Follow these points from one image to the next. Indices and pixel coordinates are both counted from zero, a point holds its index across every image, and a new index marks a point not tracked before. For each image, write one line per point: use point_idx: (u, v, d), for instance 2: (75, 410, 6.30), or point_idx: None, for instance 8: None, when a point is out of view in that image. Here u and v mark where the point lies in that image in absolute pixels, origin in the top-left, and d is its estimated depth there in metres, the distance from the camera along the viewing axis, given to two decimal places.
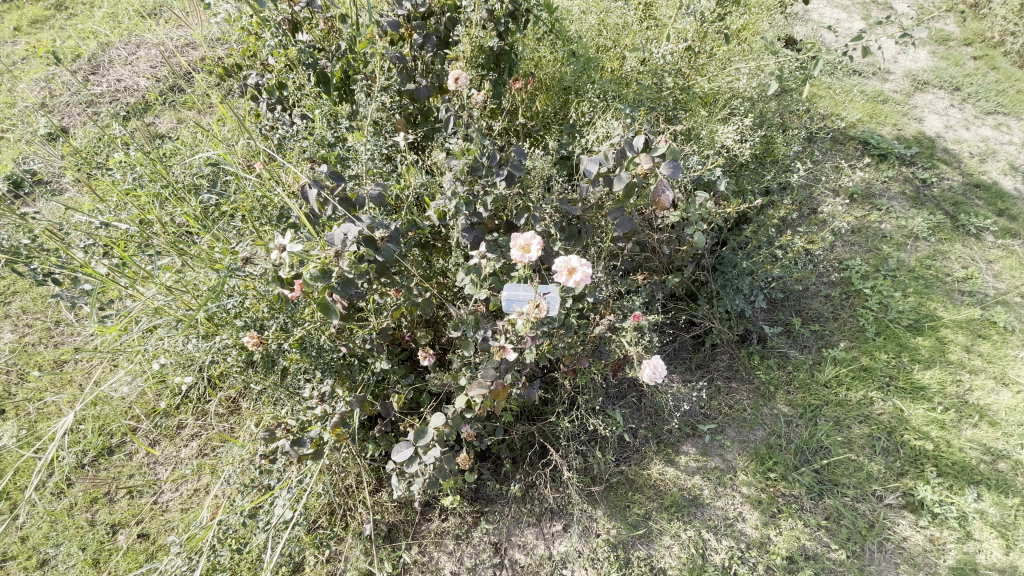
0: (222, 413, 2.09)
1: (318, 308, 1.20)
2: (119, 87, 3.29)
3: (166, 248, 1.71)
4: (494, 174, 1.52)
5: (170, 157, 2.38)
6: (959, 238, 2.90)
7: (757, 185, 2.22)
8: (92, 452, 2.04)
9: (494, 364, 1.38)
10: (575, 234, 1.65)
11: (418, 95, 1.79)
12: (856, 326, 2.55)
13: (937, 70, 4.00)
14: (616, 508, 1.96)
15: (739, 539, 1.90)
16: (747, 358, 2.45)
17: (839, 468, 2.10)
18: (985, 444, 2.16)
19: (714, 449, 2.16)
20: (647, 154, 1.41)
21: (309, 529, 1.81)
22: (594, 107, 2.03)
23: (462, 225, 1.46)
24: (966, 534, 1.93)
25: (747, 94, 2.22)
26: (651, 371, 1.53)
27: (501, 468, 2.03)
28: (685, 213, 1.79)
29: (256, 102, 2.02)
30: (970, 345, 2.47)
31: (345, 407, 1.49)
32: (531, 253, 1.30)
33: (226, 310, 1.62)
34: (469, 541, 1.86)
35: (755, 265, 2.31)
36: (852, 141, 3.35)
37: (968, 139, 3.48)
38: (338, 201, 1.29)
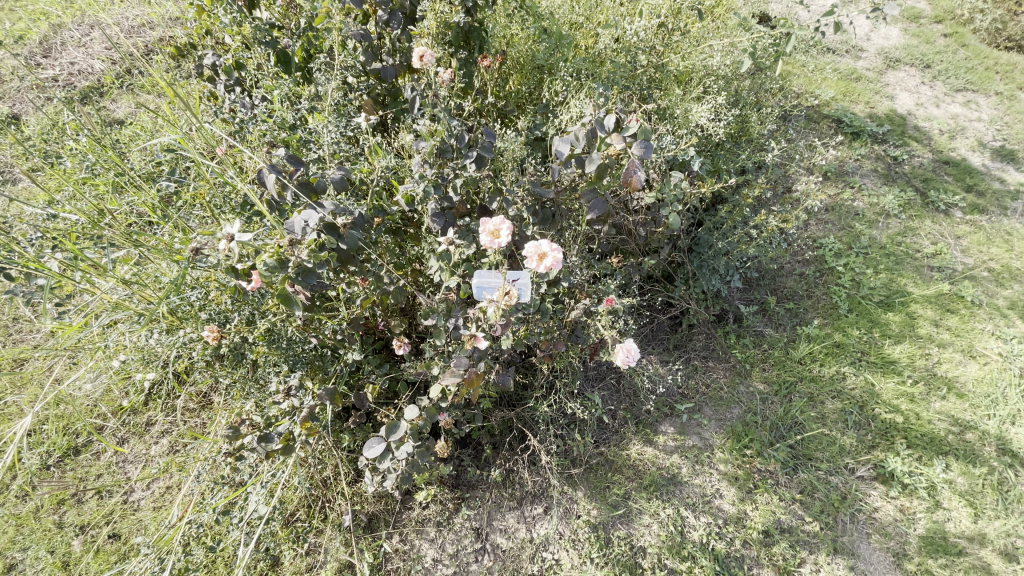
0: (192, 409, 2.03)
1: (278, 299, 1.16)
2: (74, 71, 3.13)
3: (122, 240, 1.63)
4: (464, 156, 1.48)
5: (127, 144, 2.27)
6: (929, 214, 2.95)
7: (732, 165, 2.21)
8: (57, 453, 1.97)
9: (466, 353, 1.35)
10: (549, 218, 1.62)
11: (386, 74, 1.75)
12: (829, 304, 2.59)
13: (909, 47, 4.03)
14: (596, 489, 1.97)
15: (717, 516, 1.93)
16: (723, 337, 2.47)
17: (813, 443, 2.15)
18: (953, 415, 2.23)
19: (692, 428, 2.18)
20: (618, 134, 1.37)
21: (286, 522, 1.78)
22: (568, 86, 1.99)
23: (432, 210, 1.42)
24: (935, 504, 1.99)
25: (722, 73, 2.17)
26: (625, 356, 1.52)
27: (482, 454, 2.02)
28: (660, 193, 1.77)
29: (214, 84, 1.92)
30: (939, 319, 2.53)
31: (315, 400, 1.46)
32: (501, 239, 1.28)
33: (189, 303, 1.57)
34: (450, 528, 1.86)
35: (730, 245, 2.31)
36: (825, 120, 3.37)
37: (938, 116, 3.52)
38: (298, 186, 1.25)
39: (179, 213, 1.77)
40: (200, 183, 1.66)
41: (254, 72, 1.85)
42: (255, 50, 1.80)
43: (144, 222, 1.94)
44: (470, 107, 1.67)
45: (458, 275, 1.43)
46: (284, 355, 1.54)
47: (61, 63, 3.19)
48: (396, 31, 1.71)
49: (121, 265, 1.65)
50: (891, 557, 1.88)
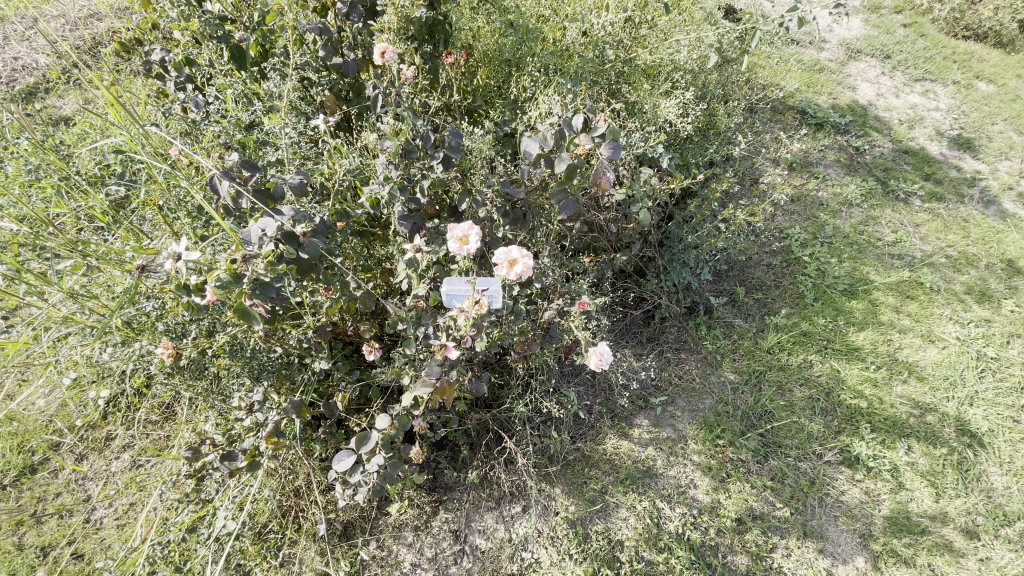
0: (156, 421, 1.95)
1: (235, 314, 1.12)
2: (16, 66, 2.95)
3: (69, 249, 1.54)
4: (431, 157, 1.43)
5: (75, 143, 2.15)
6: (889, 203, 3.04)
7: (700, 159, 2.23)
8: (11, 472, 1.86)
9: (438, 361, 1.33)
10: (520, 218, 1.58)
11: (347, 70, 1.69)
12: (796, 293, 2.65)
13: (869, 38, 4.12)
14: (573, 485, 1.98)
15: (691, 506, 1.96)
16: (695, 329, 2.51)
17: (783, 431, 2.20)
18: (914, 398, 2.31)
19: (666, 420, 2.21)
20: (587, 134, 1.36)
21: (258, 534, 1.72)
22: (535, 82, 1.97)
23: (399, 213, 1.38)
24: (898, 485, 2.07)
25: (688, 67, 2.19)
26: (598, 359, 1.55)
27: (459, 455, 2.00)
28: (630, 189, 1.77)
29: (164, 81, 1.82)
30: (899, 306, 2.62)
31: (280, 414, 1.45)
32: (470, 244, 1.25)
33: (145, 314, 1.50)
34: (428, 531, 1.84)
35: (700, 239, 2.33)
36: (790, 111, 3.43)
37: (898, 106, 3.62)
38: (254, 192, 1.19)
39: (132, 218, 1.68)
40: (152, 187, 1.57)
41: (207, 68, 1.75)
42: (206, 45, 1.70)
43: (94, 228, 1.84)
44: (435, 105, 1.62)
45: (427, 279, 1.40)
46: (247, 365, 1.49)
47: (3, 58, 2.99)
48: (357, 23, 1.66)
49: (68, 275, 1.56)
50: (858, 538, 1.94)
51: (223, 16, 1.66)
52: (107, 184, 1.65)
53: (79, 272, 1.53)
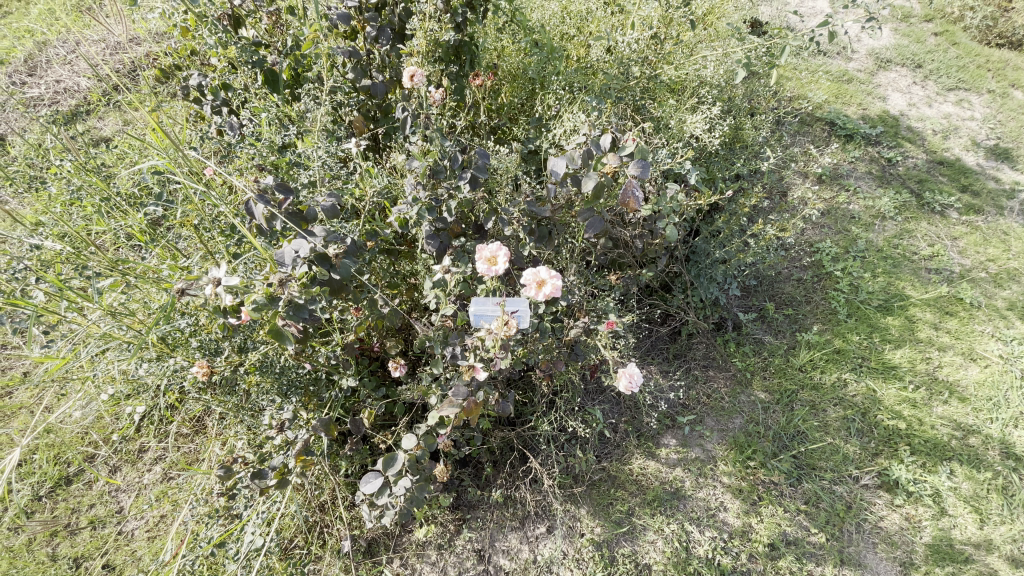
0: (186, 434, 1.99)
1: (269, 334, 1.14)
2: (59, 89, 3.09)
3: (109, 268, 1.59)
4: (458, 177, 1.44)
5: (116, 164, 2.23)
6: (925, 216, 2.95)
7: (727, 173, 2.20)
8: (48, 483, 1.92)
9: (465, 382, 1.32)
10: (545, 236, 1.59)
11: (376, 91, 1.75)
12: (828, 309, 2.58)
13: (900, 47, 4.03)
14: (599, 506, 1.95)
15: (721, 529, 1.91)
16: (723, 346, 2.46)
17: (817, 453, 2.13)
18: (955, 420, 2.21)
19: (694, 440, 2.16)
20: (614, 154, 1.37)
21: (284, 549, 1.73)
22: (560, 99, 1.97)
23: (426, 232, 1.42)
24: (940, 511, 1.97)
25: (715, 83, 2.16)
26: (628, 381, 1.51)
27: (482, 472, 1.99)
28: (656, 206, 1.75)
29: (201, 105, 1.88)
30: (938, 322, 2.52)
31: (309, 432, 1.48)
32: (498, 265, 1.25)
33: (179, 330, 1.53)
34: (452, 550, 1.82)
35: (728, 254, 2.29)
36: (818, 123, 3.37)
37: (931, 116, 3.52)
38: (287, 215, 1.23)
39: (168, 237, 1.73)
40: (187, 208, 1.61)
41: (241, 92, 1.80)
42: (242, 70, 1.75)
43: (132, 246, 1.91)
44: (462, 125, 1.64)
45: (454, 298, 1.40)
46: (277, 381, 1.51)
47: (47, 80, 3.13)
48: (386, 46, 1.76)
49: (108, 293, 1.61)
50: (899, 566, 1.86)
51: (257, 42, 1.71)
52: (145, 205, 1.70)
53: (119, 290, 1.58)
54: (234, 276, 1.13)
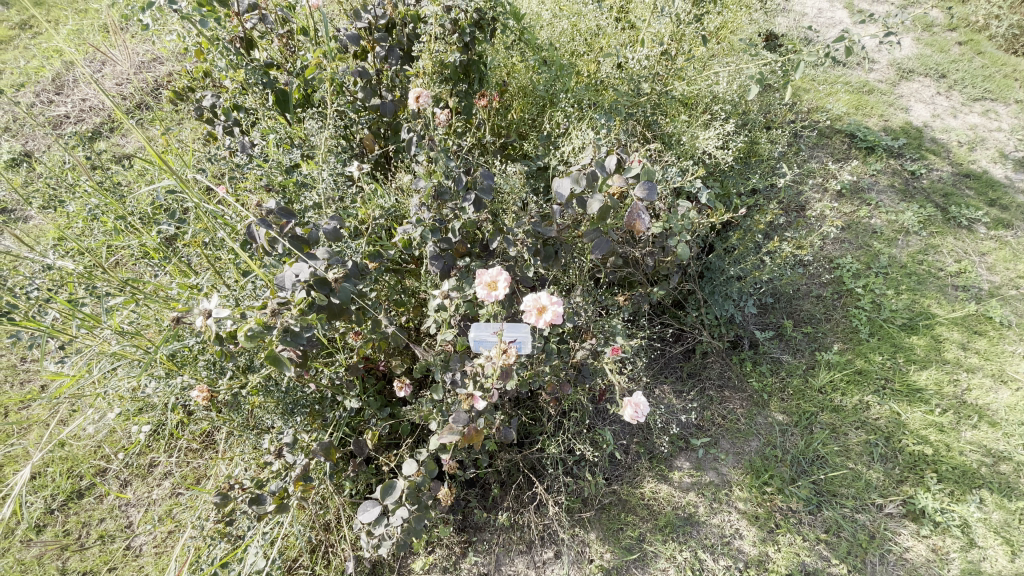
0: (196, 449, 2.00)
1: (267, 360, 1.14)
2: (85, 107, 3.19)
3: (120, 286, 1.61)
4: (462, 199, 1.44)
5: (134, 181, 2.28)
6: (951, 230, 2.85)
7: (742, 189, 2.16)
8: (60, 496, 1.94)
9: (465, 409, 1.29)
10: (552, 255, 1.57)
11: (385, 110, 1.76)
12: (849, 327, 2.49)
13: (923, 57, 3.94)
14: (609, 531, 1.90)
15: (736, 558, 1.85)
16: (739, 365, 2.39)
17: (838, 479, 2.04)
18: (985, 445, 2.11)
19: (708, 463, 2.10)
20: (619, 175, 1.33)
21: (288, 569, 1.71)
22: (569, 117, 1.96)
23: (430, 253, 1.39)
24: (970, 543, 1.87)
25: (728, 99, 2.12)
26: (633, 411, 1.48)
27: (489, 494, 1.95)
28: (667, 224, 1.71)
29: (214, 125, 1.92)
30: (966, 342, 2.41)
31: (308, 457, 1.46)
32: (498, 290, 1.23)
33: (187, 348, 1.54)
34: (457, 573, 1.79)
35: (743, 271, 2.24)
36: (838, 135, 3.30)
37: (956, 127, 3.42)
38: (290, 239, 1.24)
39: (180, 255, 1.75)
40: (198, 227, 1.63)
41: (252, 113, 1.84)
42: (252, 92, 1.78)
43: (146, 263, 1.94)
44: (468, 145, 1.63)
45: (456, 320, 1.38)
46: (281, 402, 1.51)
47: (74, 99, 3.23)
48: (395, 65, 1.78)
49: (120, 312, 1.63)
50: None
51: (268, 64, 1.76)
52: (158, 224, 1.73)
53: (129, 308, 1.60)
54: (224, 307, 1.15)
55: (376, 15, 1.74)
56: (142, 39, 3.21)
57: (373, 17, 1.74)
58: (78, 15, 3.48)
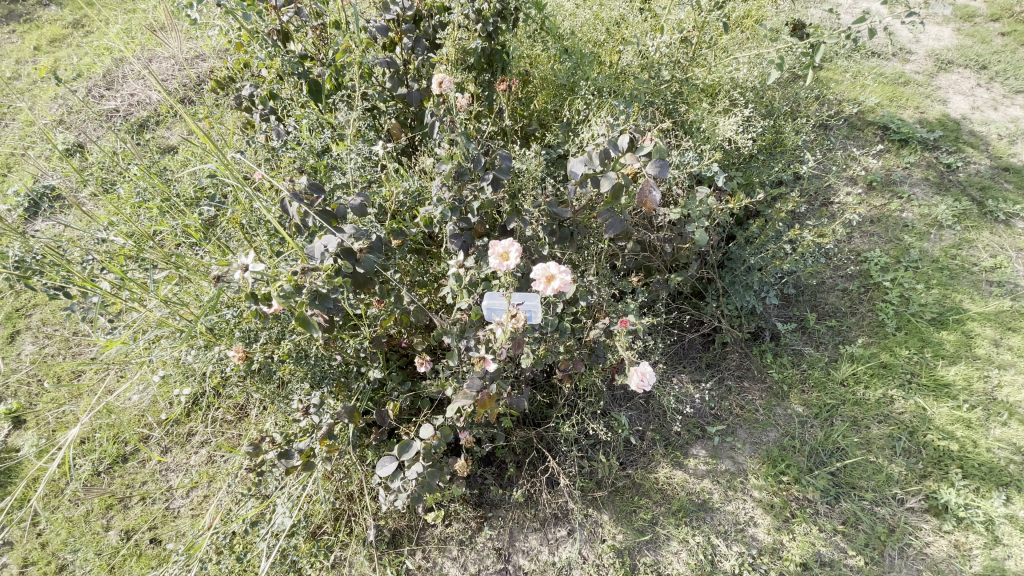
0: (230, 420, 2.12)
1: (297, 322, 1.22)
2: (133, 102, 3.39)
3: (164, 260, 1.74)
4: (481, 179, 1.51)
5: (178, 168, 2.43)
6: (987, 225, 2.76)
7: (765, 178, 2.16)
8: (107, 460, 2.08)
9: (479, 375, 1.37)
10: (567, 236, 1.64)
11: (411, 99, 1.83)
12: (875, 321, 2.45)
13: (962, 48, 3.80)
14: (622, 513, 1.94)
15: (750, 545, 1.85)
16: (759, 356, 2.38)
17: (857, 471, 2.02)
18: (1015, 443, 2.05)
19: (724, 451, 2.11)
20: (633, 154, 1.38)
21: (313, 534, 1.82)
22: (589, 104, 2.02)
23: (449, 232, 1.51)
24: (994, 540, 1.83)
25: (749, 85, 2.18)
26: (639, 379, 1.49)
27: (505, 473, 2.03)
28: (685, 209, 1.74)
29: (253, 113, 2.04)
30: (999, 338, 2.34)
31: (333, 418, 1.54)
32: (510, 260, 1.29)
33: (225, 320, 1.66)
34: (473, 547, 1.86)
35: (764, 261, 2.24)
36: (870, 127, 3.23)
37: (996, 120, 3.30)
38: (319, 212, 1.33)
39: (220, 234, 1.88)
40: (237, 208, 1.75)
41: (287, 101, 1.95)
42: (287, 80, 1.89)
43: (187, 244, 2.06)
44: (488, 129, 1.70)
45: (473, 295, 1.46)
46: (310, 371, 1.60)
47: (122, 95, 3.43)
48: (421, 55, 1.85)
49: (164, 285, 1.76)
50: None
51: (303, 54, 1.85)
52: (200, 205, 1.86)
53: (173, 282, 1.75)
54: (258, 262, 1.25)
55: (404, 6, 1.80)
56: (185, 37, 3.38)
57: (401, 8, 1.80)
58: (128, 15, 3.72)
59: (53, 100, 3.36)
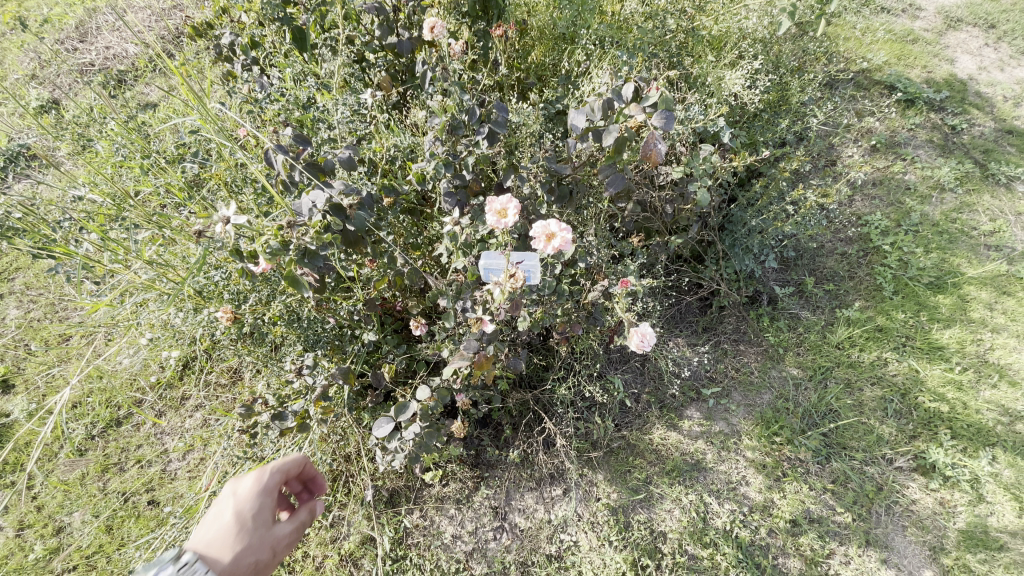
0: (223, 384, 2.10)
1: (286, 282, 1.16)
2: (109, 55, 3.22)
3: (147, 220, 1.68)
4: (476, 133, 1.46)
5: (159, 125, 2.32)
6: (988, 188, 2.72)
7: (769, 137, 2.10)
8: (100, 424, 2.06)
9: (476, 337, 1.35)
10: (566, 195, 1.59)
11: (401, 49, 1.70)
12: (872, 285, 2.44)
13: (973, 5, 3.67)
14: (617, 472, 1.96)
15: (741, 503, 1.89)
16: (756, 320, 2.37)
17: (848, 432, 2.05)
18: (1004, 405, 2.07)
19: (718, 413, 2.12)
20: (637, 104, 1.31)
21: (311, 495, 1.85)
22: (590, 55, 1.94)
23: (443, 189, 1.44)
24: (978, 497, 1.87)
25: (758, 36, 2.11)
26: (640, 339, 1.46)
27: (501, 434, 2.04)
28: (687, 167, 1.69)
29: (234, 63, 1.93)
30: (994, 302, 2.34)
31: (327, 379, 1.50)
32: (508, 218, 1.24)
33: (214, 282, 1.61)
34: (470, 505, 1.89)
35: (765, 223, 2.20)
36: (876, 87, 3.14)
37: (1003, 81, 3.21)
38: (305, 165, 1.25)
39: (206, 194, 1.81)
40: (222, 165, 1.67)
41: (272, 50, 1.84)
42: (270, 27, 1.78)
43: (172, 205, 1.99)
44: (483, 81, 1.62)
45: (469, 256, 1.42)
46: (303, 335, 1.58)
47: (98, 48, 3.26)
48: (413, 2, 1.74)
49: (148, 246, 1.70)
50: (928, 550, 1.79)
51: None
52: (183, 163, 1.79)
53: (157, 243, 1.69)
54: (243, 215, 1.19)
55: None
56: None
57: None
58: None
59: (25, 54, 3.18)
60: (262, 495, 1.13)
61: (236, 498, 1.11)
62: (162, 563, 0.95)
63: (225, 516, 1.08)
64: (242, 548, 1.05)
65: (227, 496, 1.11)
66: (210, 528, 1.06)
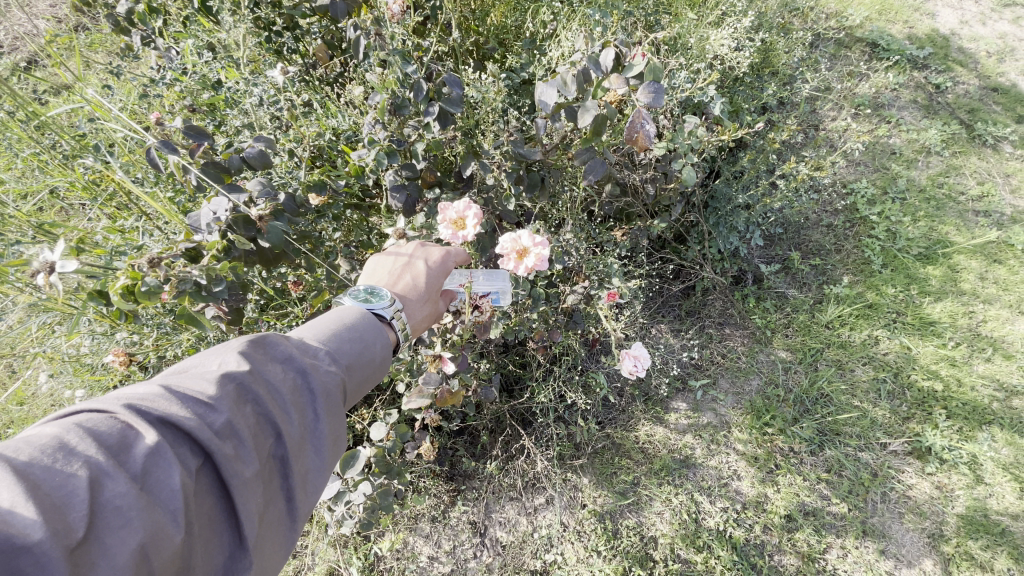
0: None
1: (181, 320, 1.00)
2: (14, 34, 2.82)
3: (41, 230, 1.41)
4: (423, 113, 1.21)
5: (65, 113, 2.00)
6: (975, 150, 2.61)
7: (753, 104, 1.92)
8: None
9: (437, 369, 1.18)
10: (537, 183, 1.39)
11: (333, 13, 1.42)
12: (861, 258, 2.32)
13: None
14: (603, 475, 1.82)
15: (734, 500, 1.78)
16: (742, 301, 2.24)
17: (842, 417, 1.95)
18: (997, 379, 2.00)
19: (706, 404, 1.99)
20: (618, 75, 1.11)
21: None
22: (557, 15, 1.70)
23: (389, 183, 1.23)
24: (976, 480, 1.80)
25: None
26: (633, 364, 1.51)
27: (478, 441, 1.88)
28: (671, 143, 1.49)
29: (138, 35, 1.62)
30: (985, 271, 2.25)
31: None
32: (468, 230, 1.09)
33: None
34: (446, 523, 1.73)
35: (752, 199, 2.04)
36: (858, 45, 2.97)
37: (985, 35, 3.07)
38: (203, 169, 1.06)
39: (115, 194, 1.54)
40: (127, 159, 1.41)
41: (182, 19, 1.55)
42: None
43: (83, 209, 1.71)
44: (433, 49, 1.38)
45: None
46: None
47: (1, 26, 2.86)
48: None
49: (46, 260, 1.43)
50: (926, 538, 1.72)
51: None
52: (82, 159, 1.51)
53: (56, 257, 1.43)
54: (70, 258, 0.95)
55: None
56: None
57: None
58: None
59: None
60: (444, 268, 1.08)
61: (425, 262, 1.07)
62: (390, 304, 0.91)
63: (417, 272, 1.04)
64: (430, 307, 1.03)
65: (416, 257, 1.07)
66: (403, 277, 1.01)
